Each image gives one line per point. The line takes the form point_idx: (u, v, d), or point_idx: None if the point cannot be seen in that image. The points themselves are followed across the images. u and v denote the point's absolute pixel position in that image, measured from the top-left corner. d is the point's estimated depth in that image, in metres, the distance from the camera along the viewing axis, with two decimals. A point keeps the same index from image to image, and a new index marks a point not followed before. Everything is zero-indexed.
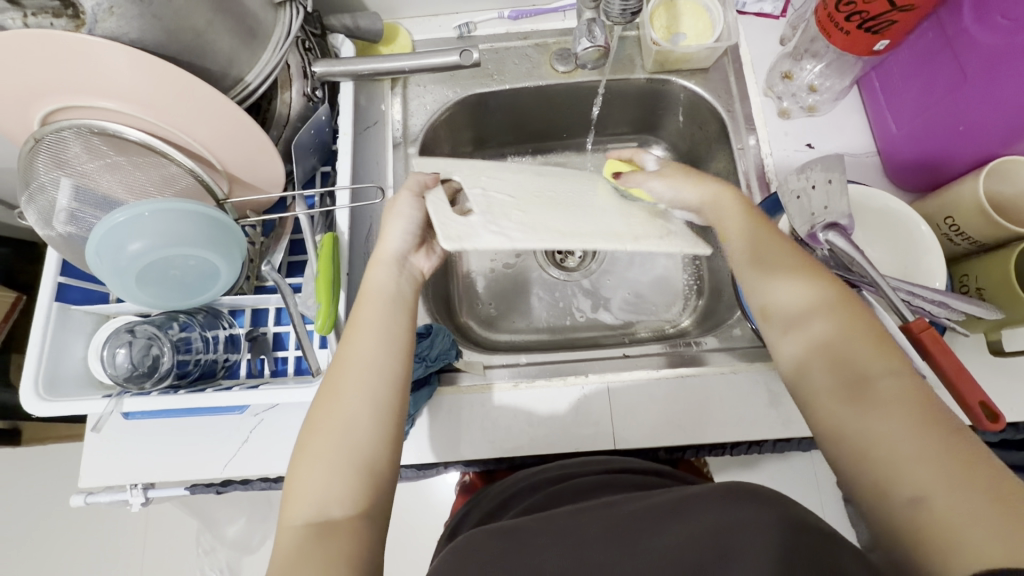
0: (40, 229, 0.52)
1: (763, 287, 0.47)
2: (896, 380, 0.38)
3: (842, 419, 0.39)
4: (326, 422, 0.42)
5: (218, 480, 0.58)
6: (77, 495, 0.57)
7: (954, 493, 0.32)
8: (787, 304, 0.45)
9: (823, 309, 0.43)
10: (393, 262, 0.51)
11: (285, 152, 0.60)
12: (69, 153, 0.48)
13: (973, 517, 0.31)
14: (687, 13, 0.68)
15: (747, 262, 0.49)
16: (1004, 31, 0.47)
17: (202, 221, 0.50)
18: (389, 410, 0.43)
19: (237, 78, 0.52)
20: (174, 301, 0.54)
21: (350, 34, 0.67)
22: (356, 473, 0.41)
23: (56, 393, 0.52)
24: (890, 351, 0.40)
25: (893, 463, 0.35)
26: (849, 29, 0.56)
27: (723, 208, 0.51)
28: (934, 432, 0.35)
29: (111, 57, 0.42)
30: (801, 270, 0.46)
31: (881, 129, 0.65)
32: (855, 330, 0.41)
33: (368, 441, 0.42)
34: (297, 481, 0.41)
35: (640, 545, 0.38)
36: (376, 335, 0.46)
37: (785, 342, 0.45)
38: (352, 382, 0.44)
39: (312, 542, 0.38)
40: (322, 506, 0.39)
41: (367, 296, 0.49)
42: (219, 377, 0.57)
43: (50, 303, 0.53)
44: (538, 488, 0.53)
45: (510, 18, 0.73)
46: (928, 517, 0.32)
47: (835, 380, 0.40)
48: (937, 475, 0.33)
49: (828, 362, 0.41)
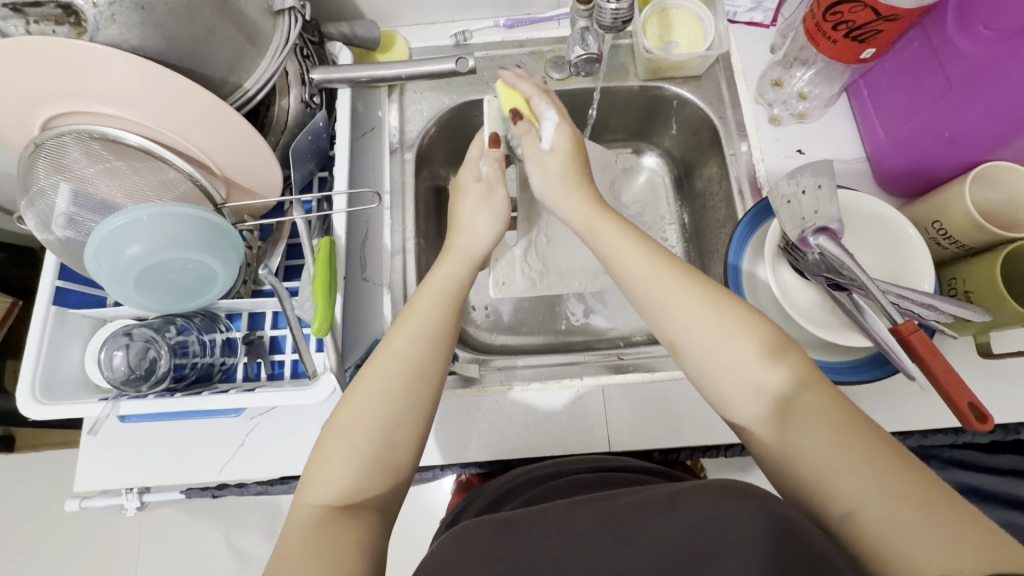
0: (39, 233, 0.52)
1: (670, 321, 0.48)
2: (815, 394, 0.41)
3: (773, 439, 0.41)
4: (359, 409, 0.44)
5: (214, 484, 0.59)
6: (72, 500, 0.58)
7: (890, 499, 0.35)
8: (696, 337, 0.46)
9: (740, 335, 0.44)
10: (455, 261, 0.55)
11: (283, 158, 0.60)
12: (69, 158, 0.49)
13: (909, 523, 0.34)
14: (679, 22, 0.70)
15: (657, 293, 0.48)
16: (987, 40, 0.49)
17: (200, 225, 0.50)
18: (420, 408, 0.45)
19: (235, 84, 0.53)
20: (171, 306, 0.54)
21: (348, 42, 0.68)
22: (380, 464, 0.43)
23: (52, 396, 0.52)
24: (803, 367, 0.43)
25: (826, 476, 0.37)
26: (837, 38, 0.57)
27: (610, 238, 0.53)
28: (861, 442, 0.38)
29: (111, 64, 0.43)
30: (705, 301, 0.47)
31: (870, 136, 0.66)
32: (765, 355, 0.43)
33: (395, 433, 0.44)
34: (320, 464, 0.42)
35: (632, 539, 0.39)
36: (423, 331, 0.48)
37: (700, 372, 0.46)
38: (388, 369, 0.46)
39: (327, 525, 0.39)
40: (342, 491, 0.41)
41: (425, 292, 0.52)
42: (216, 380, 0.58)
43: (47, 307, 0.54)
44: (537, 481, 0.54)
45: (505, 26, 0.74)
46: (866, 525, 0.35)
47: (759, 403, 0.43)
48: (873, 484, 0.36)
49: (748, 388, 0.43)
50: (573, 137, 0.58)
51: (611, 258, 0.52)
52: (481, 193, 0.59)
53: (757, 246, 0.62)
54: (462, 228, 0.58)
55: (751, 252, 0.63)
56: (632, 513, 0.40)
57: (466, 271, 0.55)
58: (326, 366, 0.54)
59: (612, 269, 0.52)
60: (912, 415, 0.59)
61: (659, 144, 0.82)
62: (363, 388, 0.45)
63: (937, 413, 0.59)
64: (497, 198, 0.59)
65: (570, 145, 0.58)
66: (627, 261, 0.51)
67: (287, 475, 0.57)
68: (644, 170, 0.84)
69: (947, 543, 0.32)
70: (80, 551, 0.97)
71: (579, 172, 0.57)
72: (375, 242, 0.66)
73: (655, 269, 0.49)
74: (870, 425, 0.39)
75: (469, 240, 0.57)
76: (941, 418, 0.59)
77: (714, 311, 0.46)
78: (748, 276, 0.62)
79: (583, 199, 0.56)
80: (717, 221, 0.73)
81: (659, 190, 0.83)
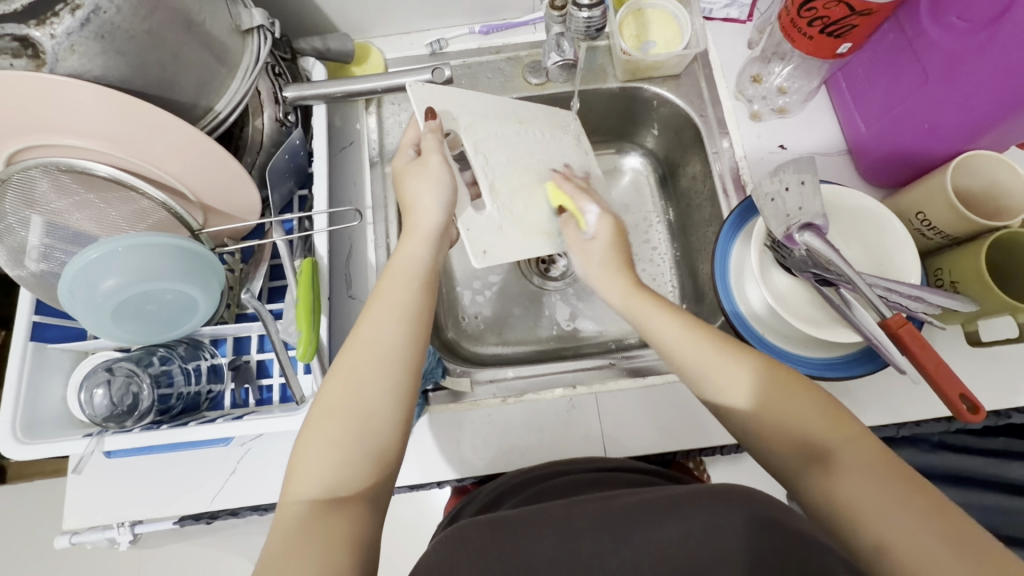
0: (10, 270, 0.51)
1: (699, 361, 0.47)
2: (857, 449, 0.40)
3: (813, 492, 0.40)
4: (337, 402, 0.43)
5: (207, 512, 0.56)
6: (61, 537, 0.55)
7: (924, 537, 0.34)
8: (735, 398, 0.45)
9: (785, 395, 0.43)
10: (415, 241, 0.52)
11: (260, 178, 0.59)
12: (38, 192, 0.48)
13: (940, 556, 0.33)
14: (656, 21, 0.69)
15: (689, 351, 0.48)
16: (961, 31, 0.49)
17: (178, 253, 0.49)
18: (398, 397, 0.44)
19: (206, 107, 0.52)
20: (152, 337, 0.53)
21: (321, 56, 0.67)
22: (361, 452, 0.42)
23: (34, 435, 0.51)
24: (846, 422, 0.41)
25: (862, 514, 0.37)
26: (813, 34, 0.56)
27: (647, 309, 0.52)
28: (891, 477, 0.38)
29: (75, 96, 0.42)
30: (745, 361, 0.46)
31: (850, 128, 0.66)
32: (805, 404, 0.43)
33: (374, 423, 0.43)
34: (301, 461, 0.42)
35: (630, 539, 0.38)
36: (393, 315, 0.47)
37: (742, 432, 0.45)
38: (363, 354, 0.45)
39: (315, 518, 0.39)
40: (326, 484, 0.40)
41: (390, 277, 0.50)
42: (204, 409, 0.57)
43: (25, 343, 0.53)
44: (530, 482, 0.54)
45: (481, 33, 0.73)
46: (900, 561, 0.34)
47: (797, 460, 0.41)
48: (904, 518, 0.35)
49: (789, 442, 0.42)
50: (615, 225, 0.60)
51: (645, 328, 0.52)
52: (417, 168, 0.55)
53: (743, 245, 0.62)
54: (411, 208, 0.55)
55: (738, 251, 0.62)
56: (630, 515, 0.40)
57: (429, 250, 0.52)
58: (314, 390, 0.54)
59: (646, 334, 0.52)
60: (905, 406, 0.59)
61: (642, 144, 0.82)
62: (339, 378, 0.44)
63: (930, 404, 0.59)
64: (440, 171, 0.54)
65: (612, 233, 0.59)
66: (657, 324, 0.51)
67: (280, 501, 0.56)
68: (628, 170, 0.83)
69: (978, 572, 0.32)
70: None
71: (619, 261, 0.57)
72: (359, 259, 0.65)
73: (690, 332, 0.49)
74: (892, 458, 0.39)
75: (422, 214, 0.54)
76: (934, 408, 0.59)
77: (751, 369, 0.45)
78: (735, 277, 0.62)
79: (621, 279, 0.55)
80: (703, 220, 0.73)
81: (644, 190, 0.83)
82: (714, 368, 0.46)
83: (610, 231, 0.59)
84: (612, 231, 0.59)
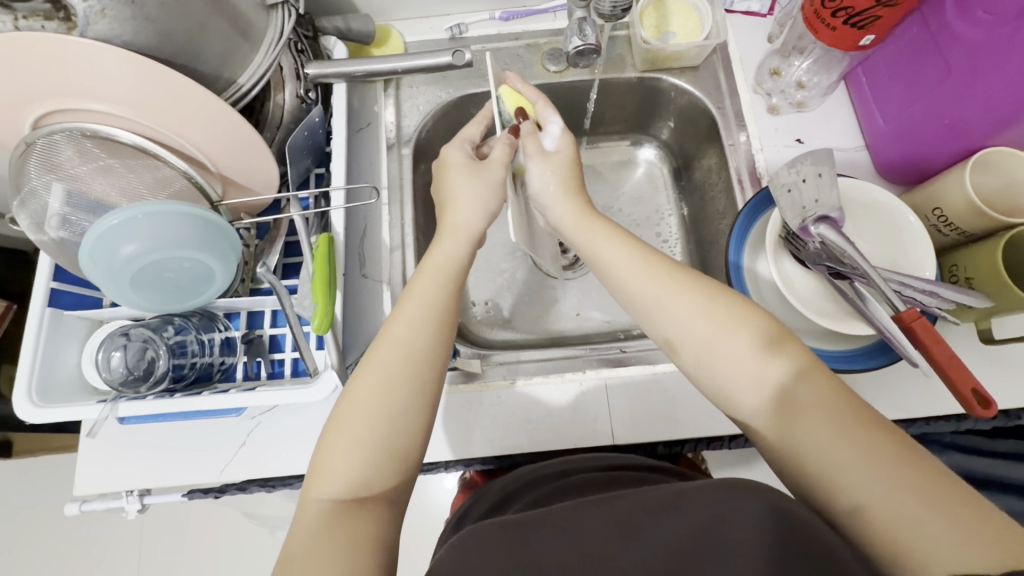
0: (32, 234, 0.51)
1: (667, 296, 0.47)
2: (815, 384, 0.40)
3: (773, 431, 0.40)
4: (365, 399, 0.43)
5: (216, 486, 0.58)
6: (74, 504, 0.57)
7: (899, 493, 0.34)
8: (686, 334, 0.45)
9: (733, 326, 0.43)
10: (451, 240, 0.53)
11: (279, 154, 0.60)
12: (62, 156, 0.49)
13: (917, 517, 0.33)
14: (676, 12, 0.69)
15: (639, 285, 0.48)
16: (987, 25, 0.48)
17: (197, 223, 0.50)
18: (423, 394, 0.44)
19: (229, 80, 0.52)
20: (168, 306, 0.53)
21: (342, 36, 0.67)
22: (387, 452, 0.42)
23: (49, 399, 0.52)
24: (799, 354, 0.42)
25: (829, 468, 0.37)
26: (836, 25, 0.56)
27: (595, 238, 0.52)
28: (863, 429, 0.37)
29: (104, 59, 0.42)
30: (695, 294, 0.46)
31: (868, 124, 0.66)
32: (753, 334, 0.43)
33: (398, 422, 0.42)
34: (323, 457, 0.41)
35: (637, 537, 0.38)
36: (426, 313, 0.47)
37: (697, 373, 0.45)
38: (393, 352, 0.45)
39: (337, 519, 0.39)
40: (349, 482, 0.40)
41: (423, 274, 0.50)
42: (216, 380, 0.57)
43: (43, 308, 0.53)
44: (544, 480, 0.54)
45: (501, 19, 0.73)
46: (878, 523, 0.34)
47: (754, 396, 0.42)
48: (882, 477, 0.35)
49: (746, 379, 0.42)
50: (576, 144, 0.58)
51: (596, 254, 0.52)
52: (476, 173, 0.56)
53: (758, 237, 0.62)
54: (454, 203, 0.55)
55: (752, 244, 0.62)
56: (639, 510, 0.40)
57: (466, 249, 0.53)
58: (326, 363, 0.54)
59: (597, 265, 0.52)
60: (915, 403, 0.59)
61: (656, 137, 0.82)
62: (367, 374, 0.44)
63: (940, 401, 0.59)
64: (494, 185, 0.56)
65: (572, 149, 0.57)
66: (609, 252, 0.51)
67: (288, 475, 0.56)
68: (642, 162, 0.84)
69: (962, 539, 0.31)
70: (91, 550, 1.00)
71: (576, 179, 0.56)
72: (373, 239, 0.65)
73: (645, 264, 0.48)
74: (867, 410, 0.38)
75: (462, 215, 0.54)
76: (944, 406, 0.59)
77: (701, 303, 0.45)
78: (749, 269, 0.62)
79: (576, 199, 0.55)
80: (717, 212, 0.73)
81: (657, 182, 0.83)
82: (664, 305, 0.46)
83: (567, 160, 0.57)
84: (569, 160, 0.57)
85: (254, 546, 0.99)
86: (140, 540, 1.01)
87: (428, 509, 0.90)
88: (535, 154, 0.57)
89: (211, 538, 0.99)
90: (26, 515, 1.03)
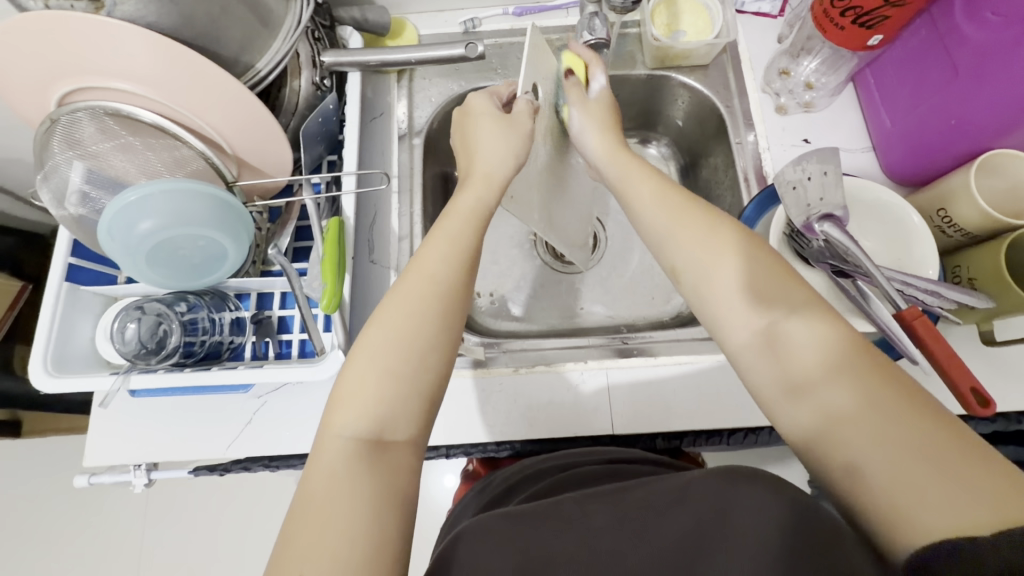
0: (53, 210, 0.53)
1: (672, 252, 0.46)
2: (816, 322, 0.40)
3: (770, 361, 0.40)
4: (391, 336, 0.42)
5: (220, 463, 0.60)
6: (82, 477, 0.59)
7: (892, 441, 0.33)
8: (691, 262, 0.45)
9: (732, 259, 0.44)
10: (481, 186, 0.50)
11: (293, 139, 0.61)
12: (83, 134, 0.50)
13: (907, 471, 0.32)
14: (687, 11, 0.70)
15: (656, 220, 0.48)
16: (995, 26, 0.49)
17: (212, 203, 0.51)
18: (445, 335, 0.43)
19: (247, 64, 0.53)
20: (183, 283, 0.55)
21: (358, 27, 0.69)
22: (409, 393, 0.41)
23: (63, 370, 0.53)
24: (805, 294, 0.42)
25: (824, 406, 0.37)
26: (845, 25, 0.57)
27: (626, 172, 0.52)
28: (865, 372, 0.37)
29: (129, 39, 0.44)
30: (702, 226, 0.46)
31: (876, 125, 0.66)
32: (756, 268, 0.43)
33: (424, 364, 0.42)
34: (342, 397, 0.41)
35: (647, 533, 0.38)
36: (456, 253, 0.46)
37: (696, 298, 0.45)
38: (419, 290, 0.44)
39: (358, 460, 0.38)
40: (371, 424, 0.40)
41: (452, 215, 0.48)
42: (224, 358, 0.59)
43: (60, 284, 0.54)
44: (546, 473, 0.54)
45: (514, 14, 0.74)
46: (868, 468, 0.34)
47: (753, 326, 0.42)
48: (877, 423, 0.34)
49: (749, 306, 0.42)
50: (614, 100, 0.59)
51: (623, 188, 0.52)
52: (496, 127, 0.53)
53: (762, 234, 0.63)
54: (477, 150, 0.52)
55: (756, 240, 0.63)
56: (645, 503, 0.40)
57: (496, 199, 0.50)
58: (333, 344, 0.55)
59: (626, 205, 0.51)
60: None
61: (665, 134, 0.83)
62: (394, 312, 0.43)
63: (941, 403, 0.59)
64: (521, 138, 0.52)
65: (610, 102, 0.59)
66: (634, 193, 0.50)
67: (292, 453, 0.58)
68: (649, 159, 0.85)
69: (953, 493, 0.30)
70: (99, 528, 1.02)
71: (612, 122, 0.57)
72: (383, 226, 0.67)
73: (665, 200, 0.48)
74: (870, 364, 0.37)
75: (490, 162, 0.51)
76: (945, 406, 0.59)
77: (710, 234, 0.45)
78: None
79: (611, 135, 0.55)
80: (723, 209, 0.73)
81: (664, 179, 0.84)
82: (673, 238, 0.46)
83: (605, 103, 0.58)
84: (606, 105, 0.58)
85: (255, 532, 1.00)
86: (143, 521, 1.02)
87: (428, 499, 0.91)
88: (575, 101, 0.57)
89: (212, 521, 1.01)
90: (35, 492, 1.05)
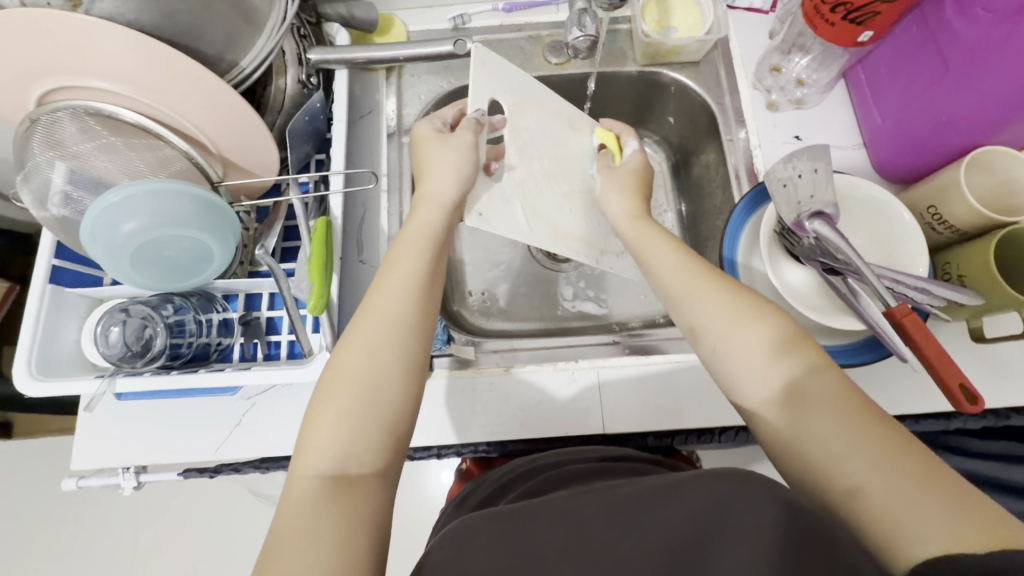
0: (35, 211, 0.52)
1: (689, 309, 0.47)
2: (825, 380, 0.40)
3: (782, 420, 0.40)
4: (347, 369, 0.42)
5: (210, 465, 0.59)
6: (71, 479, 0.58)
7: (889, 476, 0.34)
8: (707, 320, 0.45)
9: (745, 317, 0.44)
10: (426, 209, 0.51)
11: (279, 139, 0.61)
12: (64, 133, 0.49)
13: (906, 504, 0.32)
14: (677, 7, 0.70)
15: (672, 280, 0.49)
16: (985, 23, 0.48)
17: (196, 203, 0.50)
18: (408, 360, 0.44)
19: (231, 62, 0.52)
20: (168, 284, 0.54)
21: (345, 23, 0.68)
22: (371, 424, 0.41)
23: (48, 373, 0.53)
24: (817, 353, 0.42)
25: (831, 455, 0.37)
26: (835, 21, 0.57)
27: (642, 239, 0.53)
28: (868, 422, 0.37)
29: (108, 37, 0.43)
30: (713, 284, 0.47)
31: (867, 122, 0.66)
32: (772, 327, 0.43)
33: (378, 397, 0.42)
34: (306, 438, 0.41)
35: (639, 525, 0.37)
36: (405, 282, 0.46)
37: (714, 356, 0.45)
38: (368, 323, 0.44)
39: (324, 497, 0.38)
40: (335, 459, 0.39)
41: (401, 244, 0.49)
42: (212, 360, 0.58)
43: (44, 286, 0.54)
44: (537, 471, 0.54)
45: (504, 10, 0.74)
46: (872, 507, 0.34)
47: (769, 388, 0.41)
48: (875, 464, 0.35)
49: (764, 365, 0.42)
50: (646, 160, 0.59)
51: (643, 255, 0.52)
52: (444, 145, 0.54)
53: (753, 231, 0.62)
54: (428, 172, 0.53)
55: (747, 238, 0.63)
56: (636, 498, 0.40)
57: (440, 221, 0.51)
58: (321, 345, 0.55)
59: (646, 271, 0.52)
60: (907, 400, 0.59)
61: (656, 131, 0.82)
62: (348, 348, 0.43)
63: (931, 399, 0.59)
64: (463, 150, 0.52)
65: (641, 163, 0.59)
66: (653, 260, 0.51)
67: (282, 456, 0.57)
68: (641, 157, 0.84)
69: (948, 521, 0.31)
70: (91, 529, 1.02)
71: (640, 187, 0.57)
72: (372, 225, 0.66)
73: (679, 262, 0.49)
74: (876, 411, 0.38)
75: (437, 183, 0.52)
76: (935, 403, 0.59)
77: (725, 292, 0.46)
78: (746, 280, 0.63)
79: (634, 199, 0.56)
80: (715, 207, 0.73)
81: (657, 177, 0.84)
82: (689, 298, 0.47)
83: (638, 168, 0.58)
84: (639, 170, 0.58)
85: (247, 532, 1.00)
86: (135, 522, 1.02)
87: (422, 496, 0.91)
88: (604, 168, 0.59)
89: (206, 522, 1.00)
90: (26, 494, 1.04)
